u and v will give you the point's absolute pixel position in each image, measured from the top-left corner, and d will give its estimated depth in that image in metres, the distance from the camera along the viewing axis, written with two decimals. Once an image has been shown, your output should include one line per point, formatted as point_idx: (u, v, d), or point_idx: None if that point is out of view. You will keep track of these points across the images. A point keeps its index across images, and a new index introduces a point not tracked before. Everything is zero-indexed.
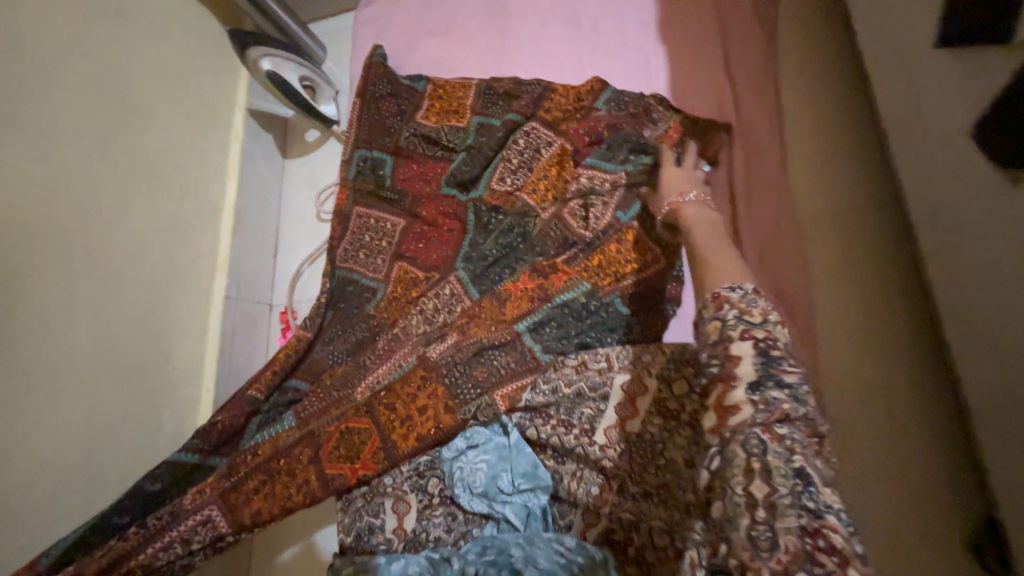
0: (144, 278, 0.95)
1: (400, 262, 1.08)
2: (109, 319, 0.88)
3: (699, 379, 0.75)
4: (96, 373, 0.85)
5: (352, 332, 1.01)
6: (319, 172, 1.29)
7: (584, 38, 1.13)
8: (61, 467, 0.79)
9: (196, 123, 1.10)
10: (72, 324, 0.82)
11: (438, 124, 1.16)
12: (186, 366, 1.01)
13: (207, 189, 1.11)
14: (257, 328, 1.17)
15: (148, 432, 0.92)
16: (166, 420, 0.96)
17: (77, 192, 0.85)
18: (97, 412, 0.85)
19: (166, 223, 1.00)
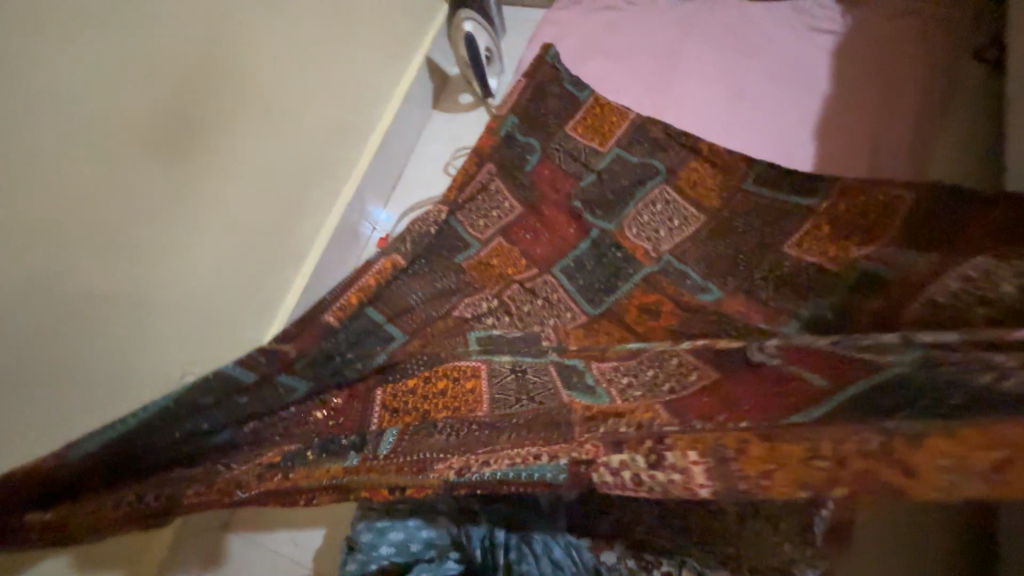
0: (298, 164, 1.05)
1: (502, 239, 1.15)
2: (264, 183, 0.98)
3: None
4: (236, 223, 0.95)
5: (440, 280, 1.09)
6: (459, 134, 1.39)
7: (742, 108, 1.23)
8: (184, 290, 0.88)
9: (386, 52, 1.23)
10: (236, 177, 0.92)
11: (585, 138, 1.25)
12: (297, 249, 1.11)
13: (371, 109, 1.22)
14: (358, 241, 1.27)
15: (250, 292, 1.01)
16: (266, 287, 1.05)
17: (285, 72, 0.97)
18: (224, 257, 0.94)
19: (333, 123, 1.12)
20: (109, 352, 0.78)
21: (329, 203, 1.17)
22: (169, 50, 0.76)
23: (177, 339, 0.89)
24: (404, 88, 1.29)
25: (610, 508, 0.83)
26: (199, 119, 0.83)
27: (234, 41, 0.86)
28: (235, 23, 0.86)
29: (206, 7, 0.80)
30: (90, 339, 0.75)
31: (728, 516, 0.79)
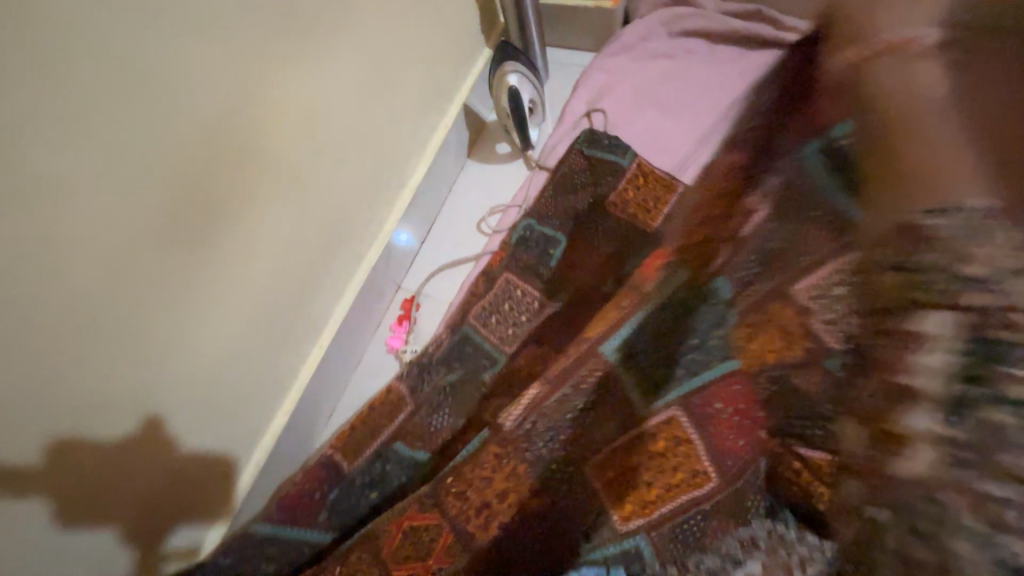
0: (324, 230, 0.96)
1: (531, 346, 1.04)
2: (286, 254, 0.89)
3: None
4: (251, 301, 0.85)
5: (445, 400, 1.04)
6: (492, 186, 1.28)
7: None
8: (188, 380, 0.78)
9: (423, 101, 1.13)
10: (255, 254, 0.83)
11: (626, 219, 1.12)
12: (315, 318, 1.01)
13: (403, 163, 1.13)
14: (380, 302, 1.17)
15: (260, 370, 0.92)
16: (279, 363, 0.95)
17: (317, 132, 0.87)
18: (236, 338, 0.84)
19: (362, 182, 1.02)
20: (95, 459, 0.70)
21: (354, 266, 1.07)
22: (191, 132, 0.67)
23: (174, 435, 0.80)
24: (440, 140, 1.20)
25: None
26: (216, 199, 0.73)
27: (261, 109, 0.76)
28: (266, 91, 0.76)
29: (232, 62, 0.69)
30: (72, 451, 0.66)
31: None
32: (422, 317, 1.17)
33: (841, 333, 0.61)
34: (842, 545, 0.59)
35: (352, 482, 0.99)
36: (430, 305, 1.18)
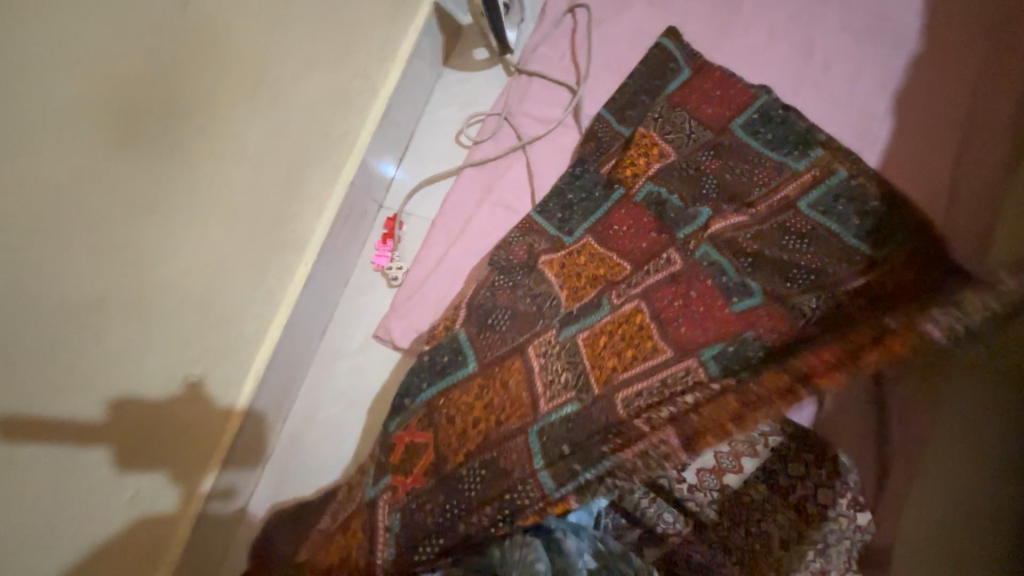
0: (237, 133, 0.80)
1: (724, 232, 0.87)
2: (264, 172, 0.88)
3: (817, 468, 0.79)
4: (221, 212, 0.81)
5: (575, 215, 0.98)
6: (472, 96, 1.22)
7: (811, 67, 1.03)
8: (182, 291, 0.79)
9: (390, 7, 1.06)
10: (230, 146, 0.79)
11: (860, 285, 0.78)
12: (297, 237, 1.00)
13: (374, 72, 1.07)
14: (363, 222, 1.15)
15: (252, 282, 0.92)
16: (270, 279, 0.96)
17: (285, 43, 0.84)
18: (222, 253, 0.84)
19: (334, 95, 0.98)
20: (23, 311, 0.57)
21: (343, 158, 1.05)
22: (109, 192, 0.63)
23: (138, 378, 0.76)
24: (411, 44, 1.12)
25: (637, 513, 0.79)
26: (201, 42, 0.70)
27: (192, 129, 0.72)
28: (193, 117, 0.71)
29: None
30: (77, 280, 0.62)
31: (769, 540, 0.76)
32: (406, 233, 1.17)
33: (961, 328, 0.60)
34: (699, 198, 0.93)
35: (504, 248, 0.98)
36: (413, 224, 1.18)
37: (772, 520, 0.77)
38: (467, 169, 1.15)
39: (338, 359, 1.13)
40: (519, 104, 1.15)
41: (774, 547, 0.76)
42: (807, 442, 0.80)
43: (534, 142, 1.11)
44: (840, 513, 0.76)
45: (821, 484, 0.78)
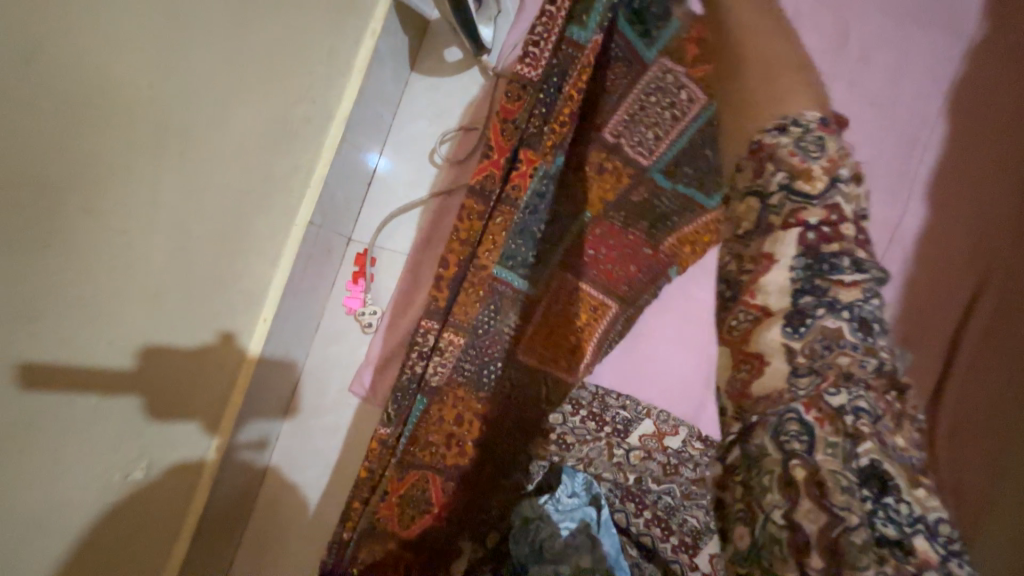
0: (153, 205, 0.61)
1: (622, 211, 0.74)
2: (195, 237, 0.68)
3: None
4: (139, 299, 0.63)
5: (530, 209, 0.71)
6: (446, 106, 1.06)
7: (847, 74, 0.93)
8: (87, 409, 0.59)
9: (338, 6, 0.86)
10: (140, 219, 0.60)
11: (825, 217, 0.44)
12: (251, 296, 0.81)
13: (324, 89, 0.86)
14: (330, 261, 1.00)
15: (193, 369, 0.73)
16: (219, 357, 0.77)
17: (206, 73, 0.65)
18: (146, 347, 0.65)
19: (280, 124, 0.79)
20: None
21: (293, 209, 0.85)
22: None
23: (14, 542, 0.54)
24: (369, 51, 0.91)
25: None
26: (88, 87, 0.51)
27: (88, 215, 0.54)
28: (72, 204, 0.52)
29: None
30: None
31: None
32: (380, 270, 1.04)
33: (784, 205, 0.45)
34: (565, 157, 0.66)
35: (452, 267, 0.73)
36: (387, 259, 1.04)
37: None
38: (443, 197, 1.01)
39: (312, 415, 1.01)
40: None
41: None
42: None
43: None
44: None
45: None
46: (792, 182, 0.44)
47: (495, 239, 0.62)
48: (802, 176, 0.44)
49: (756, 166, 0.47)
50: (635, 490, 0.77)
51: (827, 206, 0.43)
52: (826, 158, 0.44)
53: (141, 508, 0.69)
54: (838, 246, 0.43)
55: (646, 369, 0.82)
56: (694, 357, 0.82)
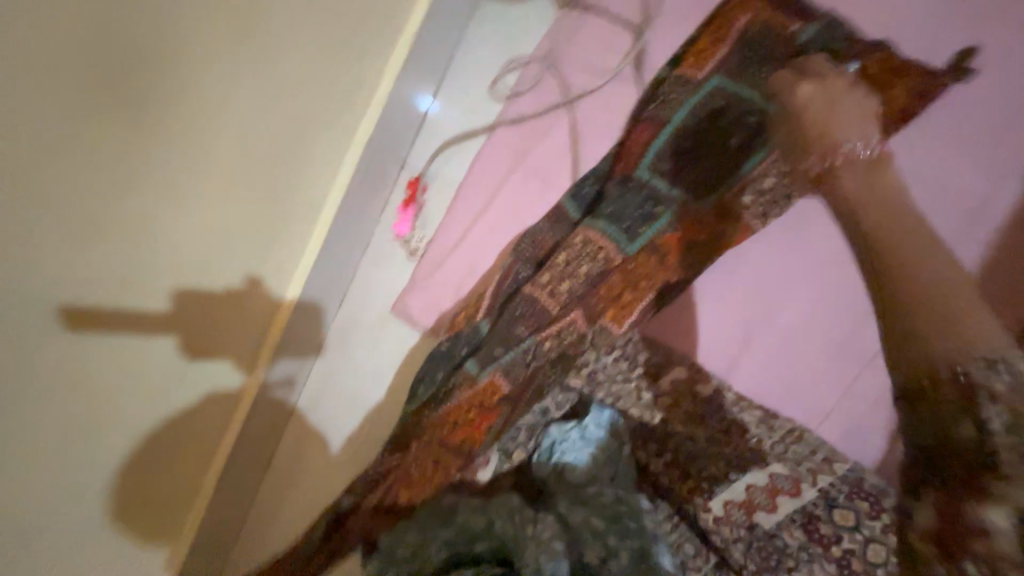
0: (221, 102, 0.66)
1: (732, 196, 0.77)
2: (259, 138, 0.73)
3: (870, 519, 0.66)
4: (211, 189, 0.69)
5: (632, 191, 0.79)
6: (512, 35, 1.02)
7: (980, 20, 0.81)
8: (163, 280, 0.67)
9: None
10: (208, 110, 0.64)
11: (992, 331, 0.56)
12: (307, 206, 0.87)
13: (390, 10, 0.89)
14: (382, 185, 1.03)
15: (254, 265, 0.81)
16: (276, 259, 0.84)
17: None
18: (212, 235, 0.72)
19: (343, 37, 0.81)
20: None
21: (343, 148, 0.89)
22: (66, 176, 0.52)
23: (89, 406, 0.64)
24: None
25: None
26: None
27: (165, 98, 0.59)
28: (164, 127, 0.60)
29: None
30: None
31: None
32: (430, 199, 1.05)
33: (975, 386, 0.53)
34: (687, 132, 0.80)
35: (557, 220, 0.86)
36: (439, 187, 1.05)
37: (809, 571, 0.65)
38: (500, 129, 0.99)
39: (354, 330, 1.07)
40: (567, 49, 0.96)
41: None
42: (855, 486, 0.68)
43: (583, 100, 0.93)
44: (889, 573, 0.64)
45: (874, 539, 0.65)
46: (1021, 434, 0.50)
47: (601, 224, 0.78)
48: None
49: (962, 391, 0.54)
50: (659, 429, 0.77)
51: None
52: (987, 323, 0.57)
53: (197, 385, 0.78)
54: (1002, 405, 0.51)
55: (681, 322, 0.83)
56: (732, 317, 0.83)
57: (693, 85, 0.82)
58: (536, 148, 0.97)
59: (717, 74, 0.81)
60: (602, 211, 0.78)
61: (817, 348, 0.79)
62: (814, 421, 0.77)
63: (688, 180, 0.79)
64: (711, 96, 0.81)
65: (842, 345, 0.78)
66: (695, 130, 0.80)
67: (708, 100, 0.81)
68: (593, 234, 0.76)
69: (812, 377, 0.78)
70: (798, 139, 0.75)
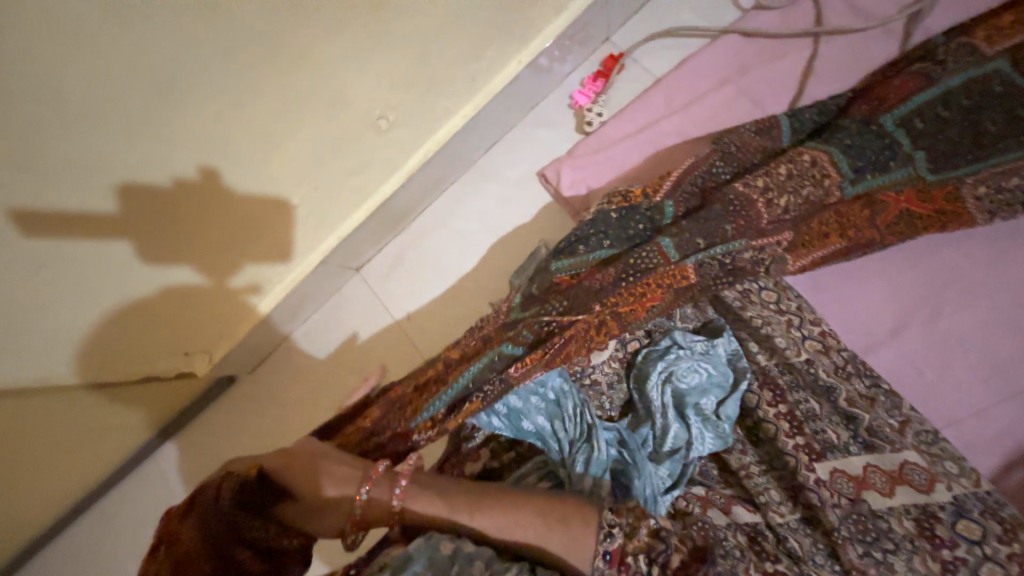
0: None
1: (968, 186, 0.72)
2: None
3: (997, 541, 0.62)
4: None
5: (875, 135, 0.72)
6: None
7: None
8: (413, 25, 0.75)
9: None
10: None
11: (896, 511, 0.66)
12: (528, 26, 0.90)
13: None
14: (585, 47, 1.01)
15: (465, 56, 0.86)
16: (483, 60, 0.89)
17: None
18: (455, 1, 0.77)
19: None
20: (59, 93, 0.51)
21: None
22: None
23: (201, 240, 0.77)
24: None
25: (739, 474, 0.74)
26: None
27: None
28: None
29: None
30: (119, 143, 0.58)
31: (890, 574, 0.64)
32: (622, 81, 1.02)
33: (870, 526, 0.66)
34: (961, 97, 0.71)
35: (788, 127, 0.77)
36: (635, 74, 1.02)
37: (904, 558, 0.64)
38: (729, 37, 0.94)
39: (492, 179, 1.05)
40: None
41: None
42: (997, 511, 0.64)
43: (835, 36, 0.88)
44: None
45: (991, 558, 0.62)
46: (960, 515, 0.64)
47: (841, 156, 0.71)
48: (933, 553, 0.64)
49: (864, 522, 0.67)
50: (799, 369, 0.75)
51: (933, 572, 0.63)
52: (923, 485, 0.67)
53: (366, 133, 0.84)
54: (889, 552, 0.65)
55: (843, 289, 0.82)
56: (894, 300, 0.81)
57: (975, 53, 0.74)
58: (759, 67, 0.92)
59: (1005, 57, 0.71)
60: (839, 139, 0.72)
61: (968, 361, 0.77)
62: (939, 423, 0.75)
63: (934, 147, 0.72)
64: (991, 77, 0.71)
65: (998, 367, 0.75)
66: (964, 102, 0.71)
67: (987, 79, 0.71)
68: (823, 159, 0.71)
69: (950, 385, 0.76)
70: None
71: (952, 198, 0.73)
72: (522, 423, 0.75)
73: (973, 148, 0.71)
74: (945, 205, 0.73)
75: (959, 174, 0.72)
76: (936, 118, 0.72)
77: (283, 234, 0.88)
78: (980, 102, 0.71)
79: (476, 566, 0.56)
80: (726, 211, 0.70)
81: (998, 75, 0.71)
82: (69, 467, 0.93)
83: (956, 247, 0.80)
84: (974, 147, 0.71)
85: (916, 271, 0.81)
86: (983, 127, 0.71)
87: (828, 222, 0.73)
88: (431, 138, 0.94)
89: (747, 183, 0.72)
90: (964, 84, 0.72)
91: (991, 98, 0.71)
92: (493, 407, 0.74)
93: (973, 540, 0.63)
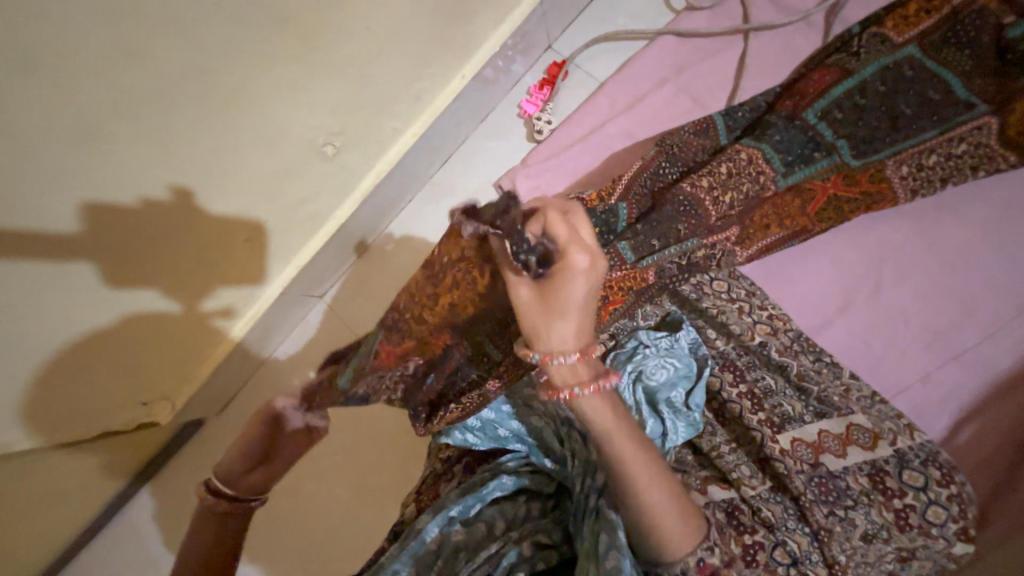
0: None
1: (886, 165, 0.78)
2: None
3: (939, 485, 0.67)
4: None
5: (802, 129, 0.76)
6: None
7: None
8: (346, 52, 0.75)
9: None
10: None
11: (848, 468, 0.69)
12: (467, 44, 0.90)
13: None
14: (526, 56, 1.02)
15: (406, 76, 0.85)
16: (425, 79, 0.89)
17: None
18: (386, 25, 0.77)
19: None
20: None
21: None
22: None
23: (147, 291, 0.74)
24: None
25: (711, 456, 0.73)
26: None
27: None
28: None
29: None
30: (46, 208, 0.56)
31: (853, 529, 0.66)
32: (567, 87, 1.03)
33: (828, 487, 0.68)
34: (875, 84, 0.76)
35: (722, 124, 0.80)
36: (580, 78, 1.03)
37: (863, 513, 0.66)
38: (665, 37, 0.97)
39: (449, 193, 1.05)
40: None
41: (853, 544, 0.65)
42: (937, 459, 0.69)
43: (762, 32, 0.93)
44: (938, 530, 0.66)
45: (936, 501, 0.67)
46: (903, 464, 0.69)
47: (774, 151, 0.75)
48: (885, 505, 0.67)
49: (823, 485, 0.68)
50: (754, 349, 0.78)
51: (886, 522, 0.66)
52: (866, 439, 0.71)
53: (312, 161, 0.82)
54: (847, 508, 0.67)
55: (789, 272, 0.86)
56: (838, 278, 0.85)
57: (887, 40, 0.76)
58: (695, 65, 0.95)
59: (914, 44, 0.75)
60: (770, 136, 0.76)
61: (910, 329, 0.81)
62: (890, 391, 0.79)
63: (856, 134, 0.76)
64: (902, 64, 0.75)
65: (939, 333, 0.80)
66: (879, 89, 0.75)
67: (899, 66, 0.75)
68: (758, 157, 0.75)
69: (898, 354, 0.81)
70: (964, 150, 0.77)
71: (873, 184, 0.78)
72: (499, 431, 0.75)
73: (890, 134, 0.76)
74: (868, 190, 0.78)
75: (878, 161, 0.77)
76: (857, 107, 0.75)
77: (240, 271, 0.86)
78: (892, 88, 0.75)
79: (459, 556, 0.67)
80: (674, 214, 0.72)
81: (906, 60, 0.75)
82: (42, 530, 0.90)
83: (888, 222, 0.85)
84: (890, 132, 0.75)
85: (853, 246, 0.85)
86: (899, 112, 0.75)
87: (767, 215, 0.78)
88: (381, 159, 0.93)
89: (690, 183, 0.74)
90: (876, 73, 0.76)
91: (901, 83, 0.75)
92: (466, 424, 0.75)
93: (917, 486, 0.67)
